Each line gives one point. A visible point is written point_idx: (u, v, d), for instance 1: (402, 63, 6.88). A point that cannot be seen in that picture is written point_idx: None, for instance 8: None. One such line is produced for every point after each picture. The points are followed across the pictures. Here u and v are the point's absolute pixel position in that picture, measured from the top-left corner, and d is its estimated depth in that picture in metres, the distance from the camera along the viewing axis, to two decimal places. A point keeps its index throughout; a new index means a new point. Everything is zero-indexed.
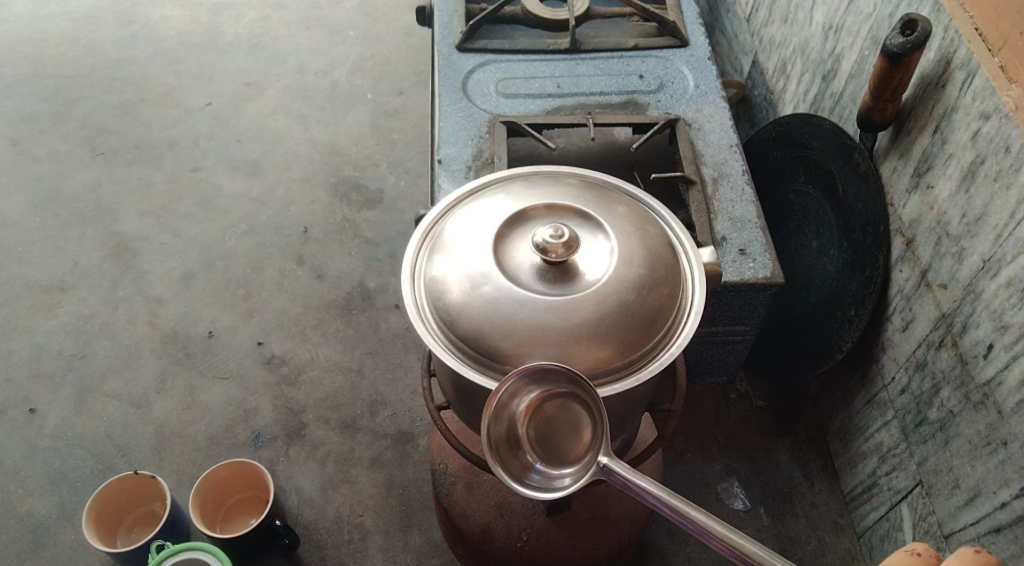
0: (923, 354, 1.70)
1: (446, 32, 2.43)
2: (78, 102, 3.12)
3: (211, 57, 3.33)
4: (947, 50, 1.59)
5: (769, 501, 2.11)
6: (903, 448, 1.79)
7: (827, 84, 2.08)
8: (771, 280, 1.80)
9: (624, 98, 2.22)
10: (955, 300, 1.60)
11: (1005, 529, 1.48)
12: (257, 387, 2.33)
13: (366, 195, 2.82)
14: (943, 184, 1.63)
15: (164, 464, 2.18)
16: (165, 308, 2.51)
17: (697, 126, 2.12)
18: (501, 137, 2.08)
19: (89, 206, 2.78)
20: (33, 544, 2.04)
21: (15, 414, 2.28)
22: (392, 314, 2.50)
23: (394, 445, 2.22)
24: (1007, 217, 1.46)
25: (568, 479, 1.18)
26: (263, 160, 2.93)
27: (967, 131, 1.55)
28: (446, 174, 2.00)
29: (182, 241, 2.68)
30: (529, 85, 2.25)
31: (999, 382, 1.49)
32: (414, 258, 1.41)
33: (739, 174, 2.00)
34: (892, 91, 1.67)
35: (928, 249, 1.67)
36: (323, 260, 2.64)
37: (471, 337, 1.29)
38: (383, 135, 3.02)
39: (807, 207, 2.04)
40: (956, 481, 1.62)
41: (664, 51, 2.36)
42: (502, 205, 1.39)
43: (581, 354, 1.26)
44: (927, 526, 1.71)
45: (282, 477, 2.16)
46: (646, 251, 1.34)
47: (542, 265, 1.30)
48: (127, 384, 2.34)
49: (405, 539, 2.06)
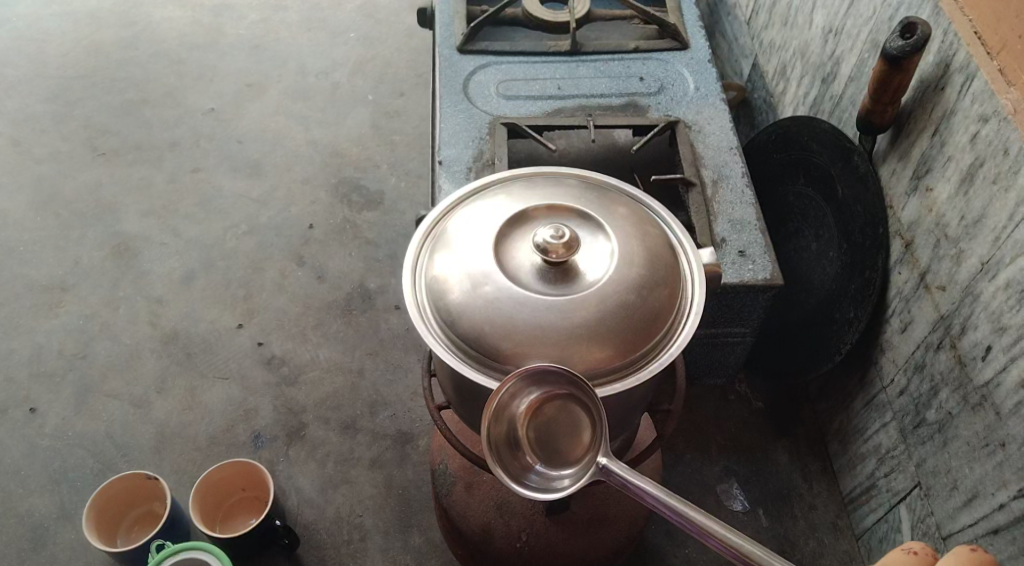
0: (921, 355, 1.71)
1: (446, 34, 2.44)
2: (80, 102, 3.13)
3: (213, 58, 3.34)
4: (946, 53, 1.60)
5: (768, 502, 2.11)
6: (902, 449, 1.80)
7: (827, 86, 2.09)
8: (770, 281, 1.81)
9: (625, 100, 2.23)
10: (954, 301, 1.60)
11: (1003, 530, 1.48)
12: (258, 387, 2.34)
13: (367, 196, 2.82)
14: (942, 186, 1.63)
15: (164, 464, 2.19)
16: (165, 309, 2.51)
17: (697, 128, 2.13)
18: (502, 138, 2.08)
19: (90, 206, 2.79)
20: (33, 543, 2.05)
21: (15, 413, 2.28)
22: (392, 314, 2.51)
23: (394, 445, 2.23)
24: (1006, 219, 1.47)
25: (568, 480, 1.19)
26: (264, 161, 2.93)
27: (966, 133, 1.55)
28: (447, 176, 2.01)
29: (183, 241, 2.69)
30: (530, 86, 2.26)
31: (997, 384, 1.49)
32: (415, 257, 1.41)
33: (739, 176, 2.01)
34: (892, 94, 1.68)
35: (927, 251, 1.68)
36: (324, 260, 2.64)
37: (471, 336, 1.29)
38: (384, 136, 3.03)
39: (807, 209, 2.05)
40: (954, 483, 1.63)
41: (665, 54, 2.36)
42: (503, 205, 1.40)
43: (582, 354, 1.27)
44: (925, 527, 1.72)
45: (282, 477, 2.17)
46: (647, 252, 1.35)
47: (543, 265, 1.30)
48: (128, 383, 2.34)
49: (404, 539, 2.06)
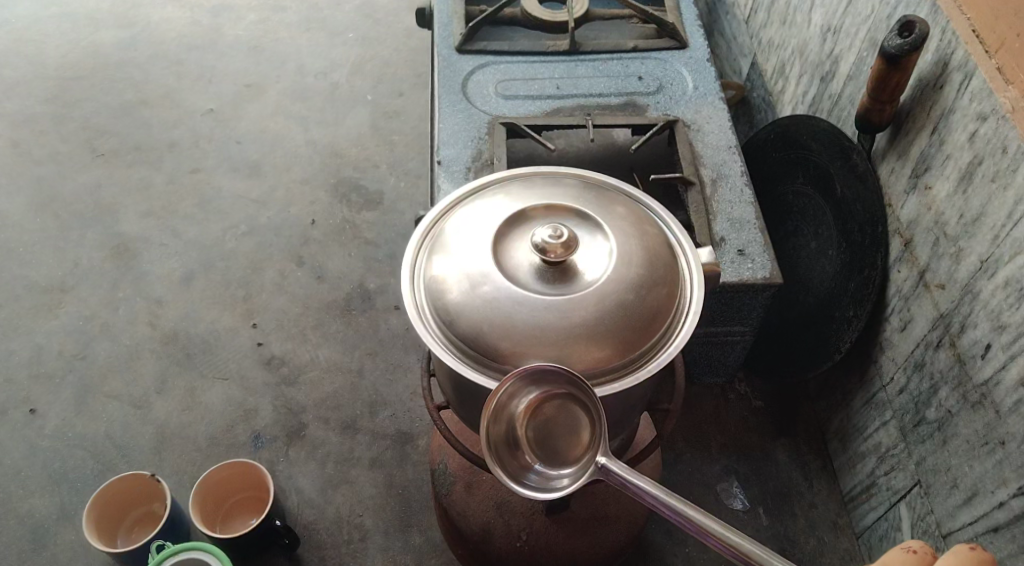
0: (921, 354, 1.71)
1: (445, 34, 2.44)
2: (79, 103, 3.13)
3: (212, 58, 3.34)
4: (945, 52, 1.60)
5: (768, 501, 2.11)
6: (902, 448, 1.80)
7: (826, 85, 2.09)
8: (770, 280, 1.81)
9: (623, 99, 2.23)
10: (954, 299, 1.60)
11: (1003, 528, 1.48)
12: (258, 387, 2.34)
13: (366, 196, 2.82)
14: (941, 185, 1.63)
15: (164, 464, 2.19)
16: (165, 309, 2.51)
17: (696, 127, 2.13)
18: (500, 138, 2.08)
19: (90, 207, 2.79)
20: (34, 544, 2.05)
21: (15, 414, 2.28)
22: (392, 314, 2.51)
23: (394, 445, 2.23)
24: (1005, 217, 1.47)
25: (567, 479, 1.19)
26: (263, 162, 2.93)
27: (965, 132, 1.55)
28: (446, 176, 2.01)
29: (183, 242, 2.69)
30: (529, 86, 2.26)
31: (997, 382, 1.49)
32: (414, 258, 1.41)
33: (738, 175, 2.01)
34: (891, 92, 1.68)
35: (927, 249, 1.68)
36: (323, 260, 2.64)
37: (470, 336, 1.29)
38: (383, 136, 3.03)
39: (806, 208, 2.05)
40: (954, 481, 1.63)
41: (664, 53, 2.36)
42: (501, 205, 1.40)
43: (581, 353, 1.27)
44: (925, 526, 1.72)
45: (282, 477, 2.17)
46: (645, 251, 1.35)
47: (542, 265, 1.30)
48: (127, 384, 2.34)
49: (405, 539, 2.06)
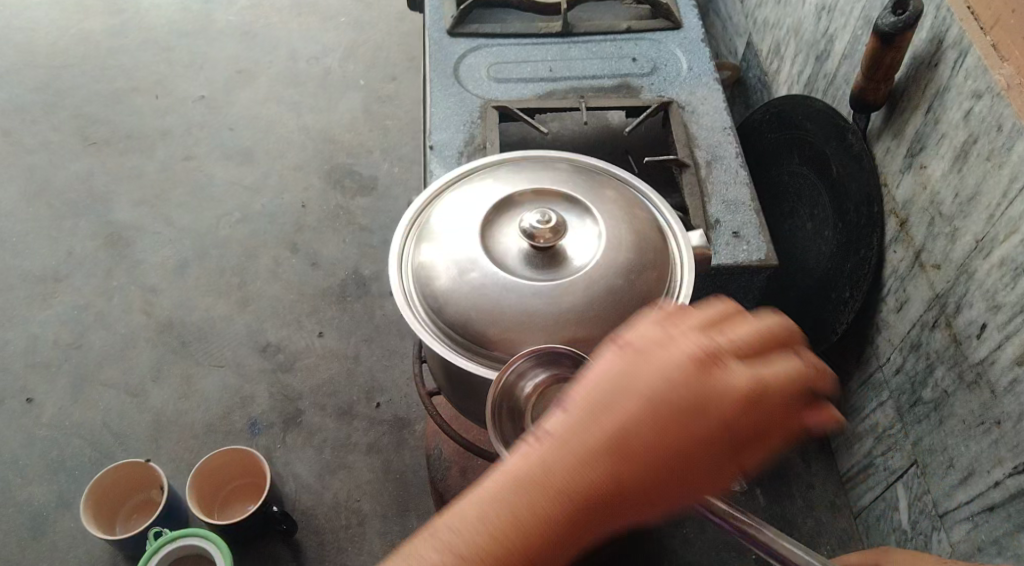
0: (917, 334, 1.70)
1: (437, 18, 2.41)
2: (70, 91, 3.11)
3: (203, 44, 3.31)
4: (940, 30, 1.58)
5: (766, 482, 2.08)
6: (899, 429, 1.80)
7: (821, 64, 2.07)
8: (764, 262, 1.80)
9: (618, 81, 2.21)
10: (949, 280, 1.60)
11: (999, 508, 1.50)
12: (254, 375, 2.34)
13: (360, 181, 2.81)
14: (937, 164, 1.62)
15: (162, 452, 2.20)
16: (160, 298, 2.51)
17: (690, 109, 2.11)
18: (494, 121, 2.07)
19: (83, 195, 2.78)
20: (33, 532, 2.06)
21: (13, 403, 2.29)
22: (387, 300, 2.51)
23: (391, 430, 2.23)
24: (1000, 195, 1.46)
25: None
26: (256, 148, 2.92)
27: (959, 110, 1.54)
28: (439, 160, 2.00)
29: (176, 230, 2.68)
30: (522, 69, 2.24)
31: (993, 361, 1.49)
32: (402, 244, 1.41)
33: (733, 157, 1.99)
34: (886, 71, 1.67)
35: (922, 229, 1.67)
36: (318, 248, 2.63)
37: (459, 323, 1.29)
38: (377, 121, 3.01)
39: (801, 188, 2.03)
40: (951, 461, 1.63)
41: (658, 34, 2.34)
42: (490, 189, 1.39)
43: (571, 339, 1.26)
44: (922, 505, 1.73)
45: (280, 463, 2.17)
46: (634, 234, 1.34)
47: (530, 250, 1.30)
48: (125, 372, 2.34)
49: (403, 523, 2.08)
